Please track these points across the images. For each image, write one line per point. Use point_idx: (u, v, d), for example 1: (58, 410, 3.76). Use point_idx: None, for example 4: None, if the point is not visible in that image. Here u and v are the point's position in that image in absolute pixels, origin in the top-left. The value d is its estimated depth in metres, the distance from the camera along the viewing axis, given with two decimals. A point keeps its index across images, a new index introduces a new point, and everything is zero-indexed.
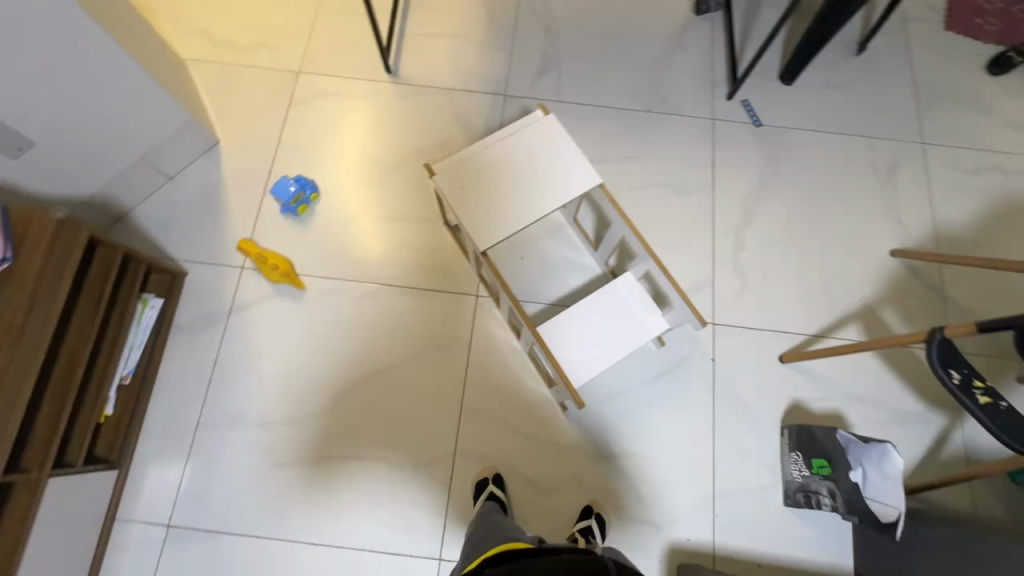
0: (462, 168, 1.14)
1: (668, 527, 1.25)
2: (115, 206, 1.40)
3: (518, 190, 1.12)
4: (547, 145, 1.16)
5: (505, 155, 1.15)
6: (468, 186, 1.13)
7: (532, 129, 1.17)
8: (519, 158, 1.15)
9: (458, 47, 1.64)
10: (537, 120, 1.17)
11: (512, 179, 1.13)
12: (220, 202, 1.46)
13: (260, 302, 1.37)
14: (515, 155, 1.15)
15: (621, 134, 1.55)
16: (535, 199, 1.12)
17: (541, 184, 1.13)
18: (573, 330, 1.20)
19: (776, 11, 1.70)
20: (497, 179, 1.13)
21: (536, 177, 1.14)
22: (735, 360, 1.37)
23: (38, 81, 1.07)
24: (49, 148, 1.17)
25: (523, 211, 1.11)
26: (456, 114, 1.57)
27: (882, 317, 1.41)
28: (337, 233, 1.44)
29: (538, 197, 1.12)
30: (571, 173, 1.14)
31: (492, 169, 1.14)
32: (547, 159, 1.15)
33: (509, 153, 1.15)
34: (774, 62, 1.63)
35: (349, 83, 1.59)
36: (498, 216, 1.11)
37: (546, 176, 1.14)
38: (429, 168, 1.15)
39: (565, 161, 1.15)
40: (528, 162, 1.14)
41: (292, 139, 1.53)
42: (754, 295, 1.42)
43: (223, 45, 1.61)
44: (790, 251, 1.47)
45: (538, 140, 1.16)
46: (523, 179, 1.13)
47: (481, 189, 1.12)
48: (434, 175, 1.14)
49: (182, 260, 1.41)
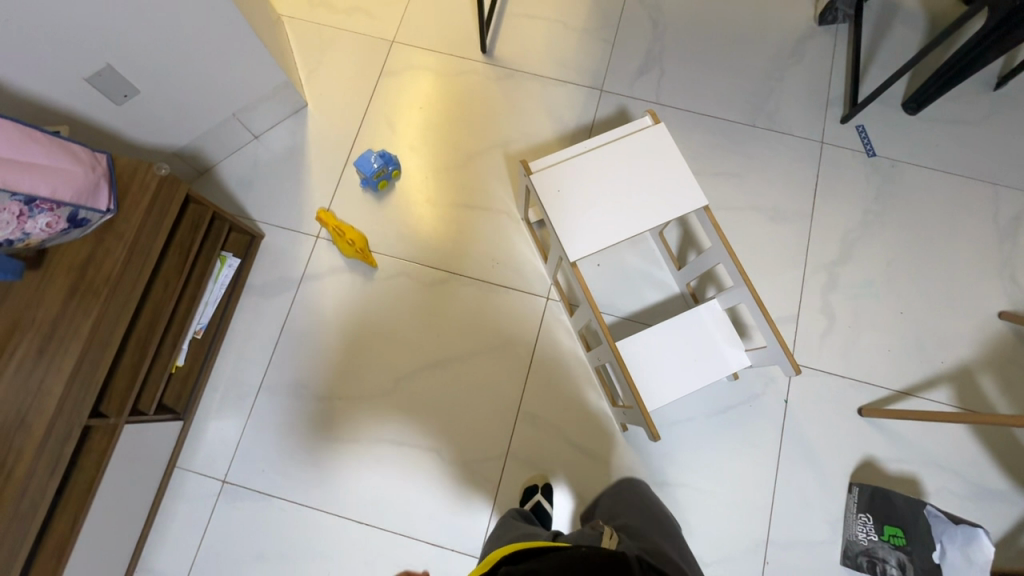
0: (562, 169, 1.08)
1: (714, 566, 1.21)
2: (202, 159, 1.41)
3: (618, 201, 1.07)
4: (653, 156, 1.09)
5: (608, 161, 1.08)
6: (565, 190, 1.07)
7: (640, 138, 1.10)
8: (623, 166, 1.08)
9: (558, 33, 1.56)
10: (646, 128, 1.11)
11: (613, 188, 1.07)
12: (302, 167, 1.46)
13: (331, 275, 1.37)
14: (619, 161, 1.08)
15: (719, 147, 1.46)
16: (634, 213, 1.06)
17: (642, 198, 1.07)
18: (648, 352, 1.15)
19: (910, 30, 1.54)
20: (596, 187, 1.07)
21: (638, 189, 1.07)
22: (809, 406, 1.29)
23: (150, 30, 1.05)
24: (150, 97, 1.17)
25: (620, 225, 1.05)
26: (548, 104, 1.50)
27: (979, 383, 1.30)
28: (414, 215, 1.41)
29: (638, 212, 1.06)
30: (675, 190, 1.07)
31: (593, 174, 1.08)
32: (652, 172, 1.08)
33: (613, 160, 1.09)
34: (899, 88, 1.49)
35: (443, 59, 1.54)
36: (593, 227, 1.05)
37: (648, 189, 1.07)
38: (526, 165, 1.11)
39: (671, 176, 1.08)
40: (630, 171, 1.08)
41: (380, 110, 1.50)
42: (839, 339, 1.33)
43: (320, 5, 1.58)
44: (886, 297, 1.36)
45: (644, 149, 1.09)
46: (623, 190, 1.07)
47: (578, 195, 1.07)
48: (530, 173, 1.09)
49: (260, 222, 1.41)
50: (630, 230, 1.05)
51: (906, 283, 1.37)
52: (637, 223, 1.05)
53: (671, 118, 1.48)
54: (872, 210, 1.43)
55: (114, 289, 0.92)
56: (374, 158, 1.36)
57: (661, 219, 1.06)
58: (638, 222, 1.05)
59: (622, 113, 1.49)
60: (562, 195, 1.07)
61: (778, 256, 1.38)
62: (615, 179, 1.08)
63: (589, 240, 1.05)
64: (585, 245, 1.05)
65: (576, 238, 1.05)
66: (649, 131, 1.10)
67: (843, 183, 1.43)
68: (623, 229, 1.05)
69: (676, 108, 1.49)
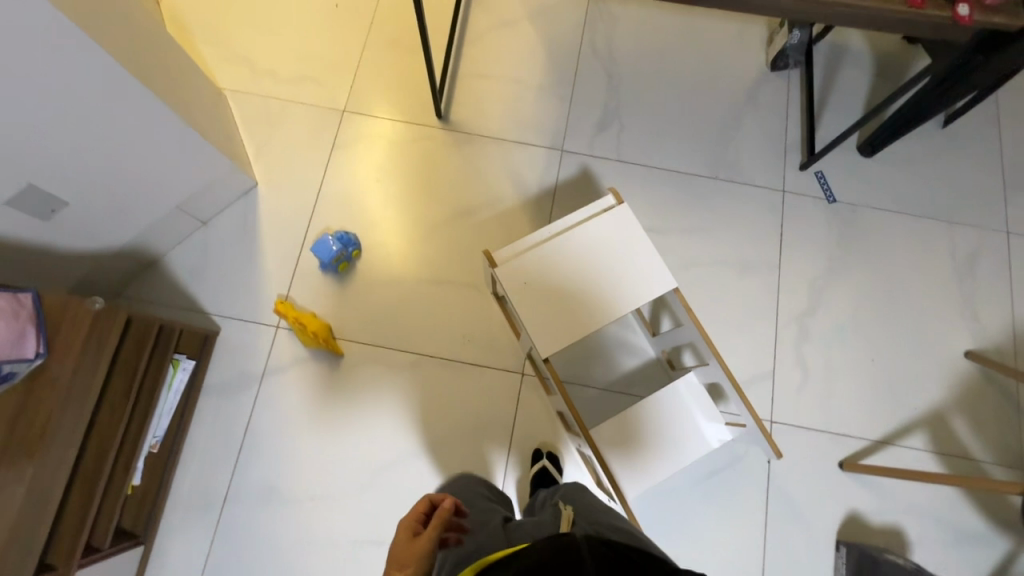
0: (526, 259, 1.06)
1: None
2: (147, 253, 1.33)
3: (586, 289, 1.04)
4: (618, 239, 1.07)
5: (573, 247, 1.06)
6: (531, 282, 1.05)
7: (605, 219, 1.07)
8: (589, 251, 1.06)
9: (514, 92, 1.53)
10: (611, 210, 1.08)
11: (580, 276, 1.05)
12: (256, 251, 1.39)
13: (294, 367, 1.31)
14: (584, 247, 1.06)
15: (683, 202, 1.45)
16: (603, 301, 1.04)
17: (611, 284, 1.04)
18: (627, 436, 1.14)
19: (860, 71, 1.55)
20: (563, 276, 1.05)
21: (605, 274, 1.05)
22: (792, 463, 1.29)
23: (75, 144, 0.97)
24: (82, 206, 1.09)
25: (590, 315, 1.03)
26: (509, 167, 1.47)
27: (951, 425, 1.32)
28: (379, 295, 1.36)
29: (608, 299, 1.04)
30: (644, 273, 1.05)
31: (558, 263, 1.05)
32: (619, 255, 1.06)
33: (578, 245, 1.06)
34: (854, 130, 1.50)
35: (397, 126, 1.49)
36: (562, 319, 1.03)
37: (617, 274, 1.05)
38: (490, 255, 1.08)
39: (639, 259, 1.06)
40: (597, 255, 1.06)
41: (335, 185, 1.45)
42: (815, 392, 1.34)
43: (264, 75, 1.51)
44: (857, 345, 1.37)
45: (610, 231, 1.07)
46: (591, 276, 1.05)
47: (544, 286, 1.04)
48: (495, 265, 1.06)
49: (215, 314, 1.34)
50: (602, 319, 1.03)
51: (875, 328, 1.38)
52: (608, 311, 1.03)
53: (634, 175, 1.47)
54: (838, 256, 1.43)
55: (50, 441, 0.84)
56: (331, 241, 1.33)
57: (631, 305, 1.03)
58: (609, 310, 1.03)
59: (584, 172, 1.47)
60: (527, 287, 1.04)
61: (749, 311, 1.38)
62: (581, 265, 1.05)
63: (559, 333, 1.02)
64: (556, 339, 1.02)
65: (545, 332, 1.02)
66: (615, 211, 1.08)
67: (807, 231, 1.43)
68: (594, 318, 1.03)
69: (638, 163, 1.48)
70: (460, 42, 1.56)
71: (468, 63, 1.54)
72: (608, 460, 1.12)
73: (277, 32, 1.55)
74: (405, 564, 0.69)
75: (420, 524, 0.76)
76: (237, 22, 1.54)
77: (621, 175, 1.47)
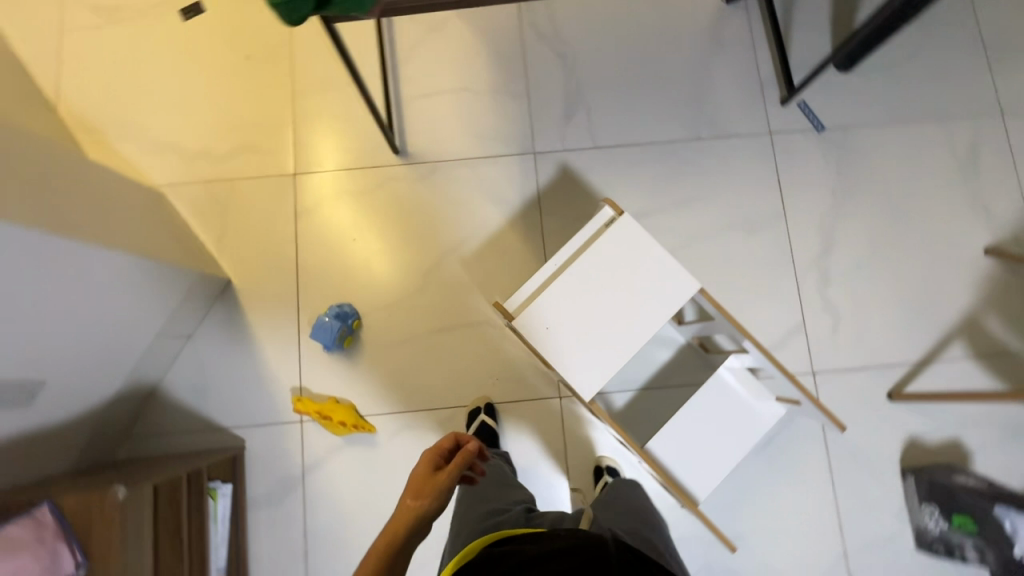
0: (542, 305, 1.00)
1: None
2: (143, 387, 1.25)
3: (612, 318, 0.99)
4: (629, 256, 1.01)
5: (586, 277, 1.00)
6: (554, 328, 0.99)
7: (609, 239, 1.01)
8: (603, 277, 1.00)
9: (467, 103, 1.41)
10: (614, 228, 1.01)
11: (601, 307, 1.00)
12: (253, 350, 1.31)
13: (332, 457, 1.26)
14: (597, 274, 1.00)
15: (672, 174, 1.38)
16: (632, 325, 0.99)
17: (635, 305, 1.00)
18: (684, 441, 1.12)
19: None
20: (584, 311, 1.00)
21: (626, 297, 1.00)
22: (843, 408, 1.29)
23: (32, 325, 0.88)
24: (62, 376, 0.99)
25: (623, 343, 0.99)
26: (484, 186, 1.38)
27: (985, 326, 1.31)
28: (394, 360, 1.30)
29: (636, 323, 0.99)
30: (664, 283, 1.00)
31: (575, 298, 1.00)
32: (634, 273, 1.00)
33: (590, 275, 1.00)
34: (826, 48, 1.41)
35: (356, 175, 1.39)
36: (597, 356, 0.98)
37: (637, 293, 1.00)
38: (502, 308, 1.01)
39: (655, 270, 1.00)
40: (612, 280, 1.00)
41: (312, 257, 1.35)
42: (850, 331, 1.32)
43: (199, 159, 1.39)
44: (879, 272, 1.34)
45: (617, 249, 1.01)
46: (612, 303, 0.99)
47: (569, 328, 0.99)
48: (510, 317, 1.00)
49: (233, 427, 1.28)
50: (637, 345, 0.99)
51: (893, 250, 1.35)
52: (639, 335, 0.99)
53: (615, 158, 1.39)
54: (840, 186, 1.38)
55: None
56: (330, 320, 1.25)
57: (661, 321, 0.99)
58: (641, 334, 0.99)
59: (564, 170, 1.38)
60: (552, 334, 0.99)
61: (765, 269, 1.34)
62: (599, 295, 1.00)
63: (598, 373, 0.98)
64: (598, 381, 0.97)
65: (585, 376, 0.98)
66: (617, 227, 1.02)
67: (801, 170, 1.38)
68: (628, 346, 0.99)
69: (616, 145, 1.39)
70: (394, 64, 1.42)
71: (409, 84, 1.42)
72: (671, 471, 1.11)
73: (197, 107, 1.41)
74: (425, 491, 0.72)
75: (441, 460, 0.79)
76: (150, 110, 1.40)
77: (602, 163, 1.39)
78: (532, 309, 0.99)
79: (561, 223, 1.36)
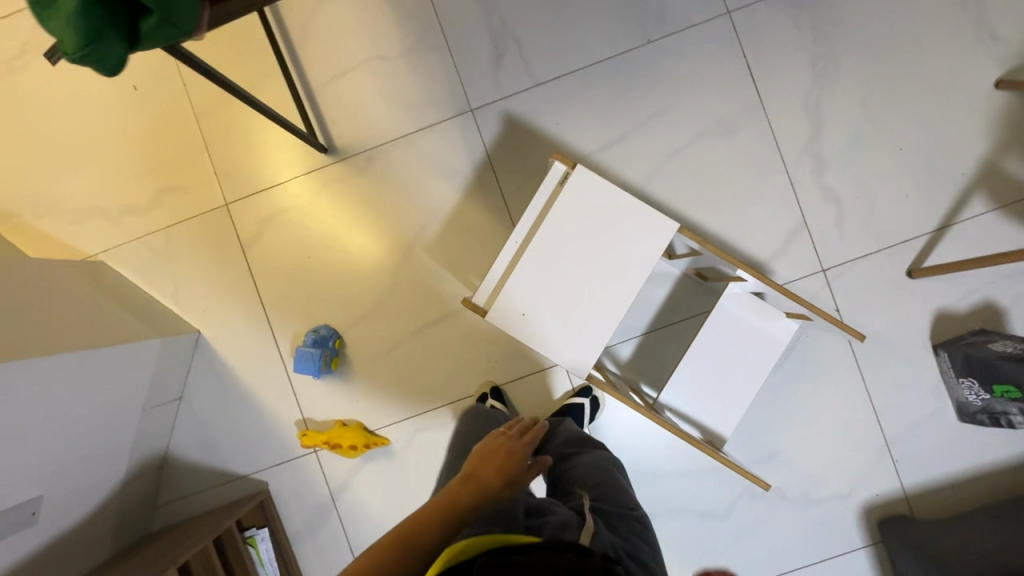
0: (514, 293, 0.92)
1: (855, 493, 1.20)
2: (152, 458, 1.24)
3: (590, 286, 0.93)
4: (591, 212, 0.92)
5: (552, 249, 0.93)
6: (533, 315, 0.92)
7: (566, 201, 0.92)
8: (570, 244, 0.92)
9: (385, 74, 1.25)
10: (569, 188, 0.92)
11: (576, 276, 0.92)
12: (245, 395, 1.26)
13: (356, 476, 1.25)
14: (563, 243, 0.92)
15: (628, 92, 1.22)
16: (612, 288, 0.93)
17: (611, 265, 0.93)
18: (696, 385, 1.05)
19: None
20: (560, 286, 0.93)
21: (599, 259, 0.93)
22: (862, 298, 1.20)
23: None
24: (58, 484, 0.97)
25: (607, 308, 0.92)
26: (428, 162, 1.25)
27: (1005, 171, 1.18)
28: (388, 370, 1.24)
29: (617, 283, 0.93)
30: (636, 233, 0.93)
31: (545, 274, 0.93)
32: (601, 230, 0.93)
33: (555, 246, 0.92)
34: None
35: (292, 187, 1.27)
36: (585, 330, 0.93)
37: (610, 251, 0.92)
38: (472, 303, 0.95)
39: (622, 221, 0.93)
40: (581, 246, 0.92)
41: (273, 286, 1.27)
42: (857, 215, 1.20)
43: (125, 215, 1.28)
44: (878, 142, 1.20)
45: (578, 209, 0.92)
46: (585, 268, 0.92)
47: (548, 310, 0.93)
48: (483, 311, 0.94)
49: (252, 472, 1.27)
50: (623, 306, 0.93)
51: (891, 111, 1.20)
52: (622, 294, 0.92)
53: (561, 90, 1.23)
54: (820, 53, 1.20)
55: None
56: (310, 348, 1.19)
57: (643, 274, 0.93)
58: (625, 293, 0.93)
59: (508, 120, 1.24)
60: (533, 321, 0.92)
61: (752, 170, 1.21)
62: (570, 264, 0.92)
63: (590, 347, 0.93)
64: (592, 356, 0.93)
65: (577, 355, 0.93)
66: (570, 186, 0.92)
67: (772, 47, 1.20)
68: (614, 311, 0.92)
69: (559, 74, 1.23)
70: (292, 51, 1.26)
71: (315, 70, 1.26)
72: (689, 414, 1.05)
73: (103, 159, 1.28)
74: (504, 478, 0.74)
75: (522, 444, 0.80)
76: (57, 176, 1.29)
77: (548, 101, 1.23)
78: (504, 301, 0.92)
79: (521, 180, 1.23)
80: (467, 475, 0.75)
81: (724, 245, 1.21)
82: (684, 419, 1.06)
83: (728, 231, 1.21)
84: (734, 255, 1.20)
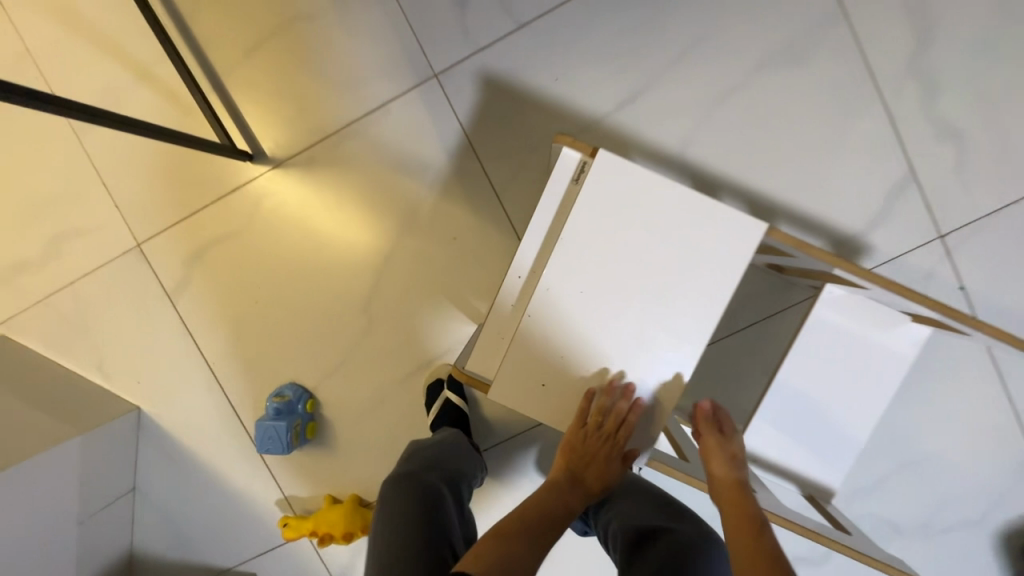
0: (533, 362, 0.63)
1: (990, 519, 0.93)
2: (112, 564, 1.02)
3: (641, 328, 0.63)
4: (629, 225, 0.61)
5: (574, 280, 0.62)
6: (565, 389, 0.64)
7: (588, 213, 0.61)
8: (601, 268, 0.62)
9: (311, 41, 0.91)
10: (589, 186, 0.61)
11: (611, 313, 0.63)
12: (208, 478, 1.02)
13: (359, 557, 1.02)
14: (590, 267, 0.62)
15: (651, 20, 0.87)
16: (676, 334, 0.62)
17: (670, 299, 0.62)
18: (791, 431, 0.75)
19: None
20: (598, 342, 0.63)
21: (651, 293, 0.62)
22: (997, 269, 0.88)
23: None
24: None
25: (664, 354, 0.63)
26: (388, 157, 0.93)
27: None
28: (379, 430, 0.98)
29: (682, 325, 0.62)
30: (703, 244, 0.61)
31: (567, 316, 0.63)
32: (648, 248, 0.62)
33: (582, 283, 0.62)
34: None
35: (217, 213, 0.97)
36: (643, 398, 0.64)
37: (665, 280, 0.62)
38: (464, 375, 0.66)
39: (678, 230, 0.61)
40: (620, 275, 0.62)
41: (218, 342, 0.99)
42: (986, 154, 0.86)
43: (15, 273, 0.99)
44: (1016, 45, 0.84)
45: (608, 221, 0.61)
46: (625, 300, 0.62)
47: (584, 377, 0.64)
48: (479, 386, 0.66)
49: (237, 565, 1.04)
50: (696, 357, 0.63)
51: None
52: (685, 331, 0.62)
53: (555, 31, 0.88)
54: None
55: None
56: (273, 421, 0.93)
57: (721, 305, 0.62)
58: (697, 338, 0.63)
59: (487, 83, 0.90)
60: (565, 396, 0.64)
61: (835, 109, 0.87)
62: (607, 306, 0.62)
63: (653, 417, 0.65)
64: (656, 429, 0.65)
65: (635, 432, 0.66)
66: (591, 189, 0.61)
67: None
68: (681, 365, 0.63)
69: (550, 7, 0.87)
70: (183, 25, 0.92)
71: (218, 47, 0.92)
72: (784, 467, 0.76)
73: None
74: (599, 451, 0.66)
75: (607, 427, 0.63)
76: None
77: (538, 50, 0.89)
78: (519, 375, 0.63)
79: (515, 164, 0.91)
80: (561, 482, 0.69)
81: (800, 219, 0.89)
82: (776, 474, 0.77)
83: (806, 199, 0.88)
84: (815, 231, 0.89)
